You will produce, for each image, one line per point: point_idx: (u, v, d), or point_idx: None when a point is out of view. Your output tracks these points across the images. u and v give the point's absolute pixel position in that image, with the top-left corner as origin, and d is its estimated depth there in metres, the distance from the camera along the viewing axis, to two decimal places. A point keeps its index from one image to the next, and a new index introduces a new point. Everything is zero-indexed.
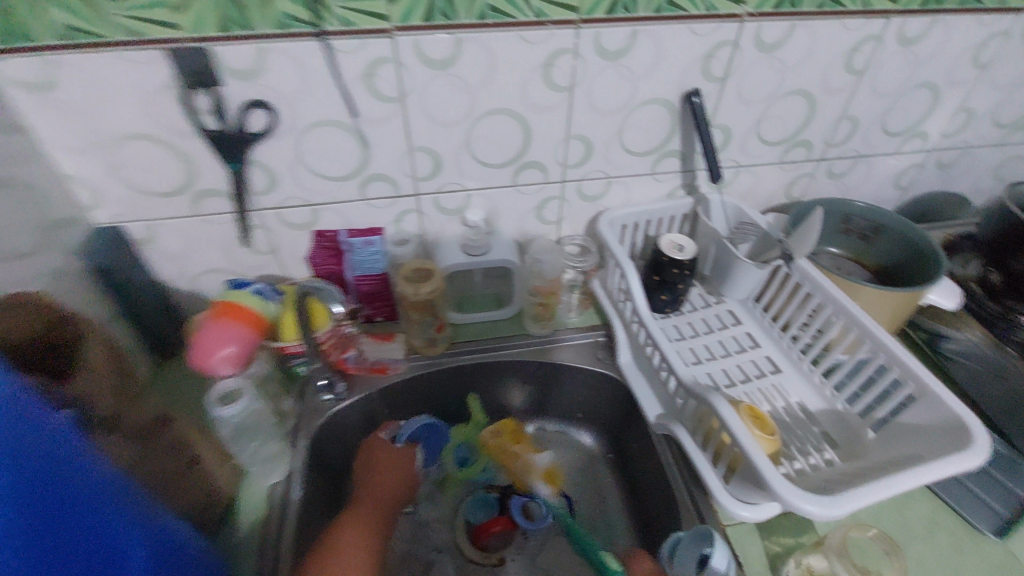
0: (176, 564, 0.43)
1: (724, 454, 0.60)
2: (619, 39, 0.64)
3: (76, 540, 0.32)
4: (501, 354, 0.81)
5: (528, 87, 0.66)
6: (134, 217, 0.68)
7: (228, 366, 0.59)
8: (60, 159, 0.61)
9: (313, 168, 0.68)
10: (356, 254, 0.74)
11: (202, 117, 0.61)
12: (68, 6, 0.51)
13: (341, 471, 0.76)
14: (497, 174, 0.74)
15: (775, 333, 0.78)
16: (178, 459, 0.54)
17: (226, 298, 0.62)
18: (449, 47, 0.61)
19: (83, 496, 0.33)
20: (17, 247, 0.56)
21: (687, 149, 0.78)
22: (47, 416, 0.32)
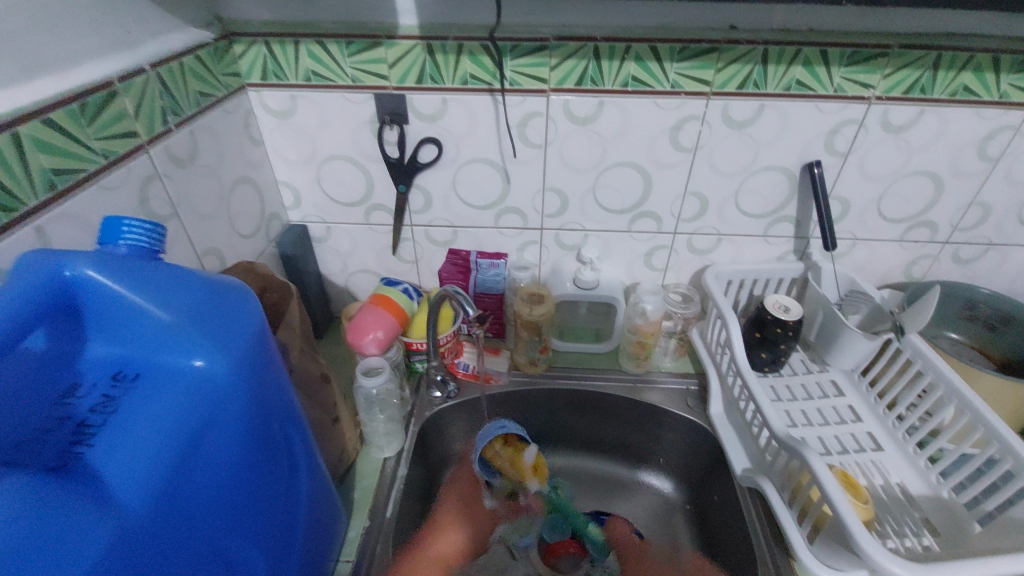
0: (319, 508, 0.54)
1: (811, 512, 0.61)
2: (746, 111, 0.71)
3: (267, 473, 0.44)
4: (595, 383, 0.87)
5: (656, 146, 0.75)
6: (318, 219, 0.85)
7: (374, 346, 0.73)
8: (280, 167, 0.80)
9: (461, 196, 0.81)
10: (482, 274, 0.87)
11: (388, 146, 0.76)
12: (316, 57, 0.69)
13: (436, 463, 0.84)
14: (616, 219, 0.83)
15: (879, 410, 0.76)
16: (326, 415, 0.65)
17: (381, 292, 0.77)
18: (593, 107, 0.71)
19: (280, 443, 0.45)
20: (243, 230, 0.73)
21: (802, 216, 0.81)
22: (279, 378, 0.44)
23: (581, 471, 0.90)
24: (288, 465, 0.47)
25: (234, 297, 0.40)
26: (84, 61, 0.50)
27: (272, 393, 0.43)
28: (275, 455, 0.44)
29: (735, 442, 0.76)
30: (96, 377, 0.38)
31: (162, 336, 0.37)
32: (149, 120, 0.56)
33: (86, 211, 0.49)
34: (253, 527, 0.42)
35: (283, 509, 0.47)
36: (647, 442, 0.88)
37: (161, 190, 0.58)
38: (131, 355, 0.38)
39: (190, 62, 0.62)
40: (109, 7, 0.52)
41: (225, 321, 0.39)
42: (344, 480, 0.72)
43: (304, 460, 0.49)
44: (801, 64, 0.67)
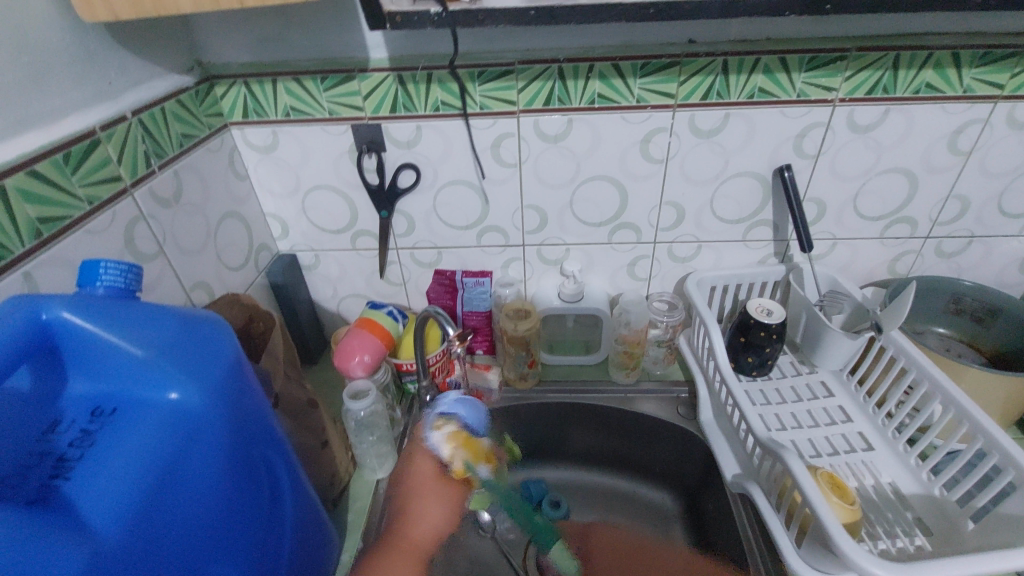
0: (308, 534, 0.55)
1: (797, 515, 0.61)
2: (713, 120, 0.72)
3: (248, 500, 0.45)
4: (585, 398, 0.87)
5: (627, 158, 0.76)
6: (306, 247, 0.88)
7: (361, 369, 0.75)
8: (266, 200, 0.83)
9: (442, 217, 0.83)
10: (468, 293, 0.88)
11: (368, 174, 0.79)
12: (294, 93, 0.72)
13: None
14: (595, 232, 0.84)
15: (869, 409, 0.76)
16: (315, 440, 0.67)
17: (367, 315, 0.79)
18: (562, 125, 0.73)
19: (261, 470, 0.46)
20: (231, 262, 0.76)
21: (779, 219, 0.82)
22: (258, 407, 0.46)
23: (576, 484, 0.91)
24: (269, 494, 0.48)
25: (208, 330, 0.42)
26: (66, 114, 0.53)
27: (250, 422, 0.45)
28: (256, 483, 0.46)
29: (725, 448, 0.75)
30: (76, 413, 0.39)
31: (139, 371, 0.39)
32: (133, 164, 0.59)
33: (72, 253, 0.52)
34: (235, 554, 0.43)
35: (270, 533, 0.48)
36: (640, 452, 0.88)
37: (147, 230, 0.61)
38: (110, 390, 0.40)
39: (171, 106, 0.65)
40: (91, 61, 0.56)
41: (200, 354, 0.41)
42: (337, 503, 0.73)
43: (287, 487, 0.51)
44: (762, 72, 0.68)
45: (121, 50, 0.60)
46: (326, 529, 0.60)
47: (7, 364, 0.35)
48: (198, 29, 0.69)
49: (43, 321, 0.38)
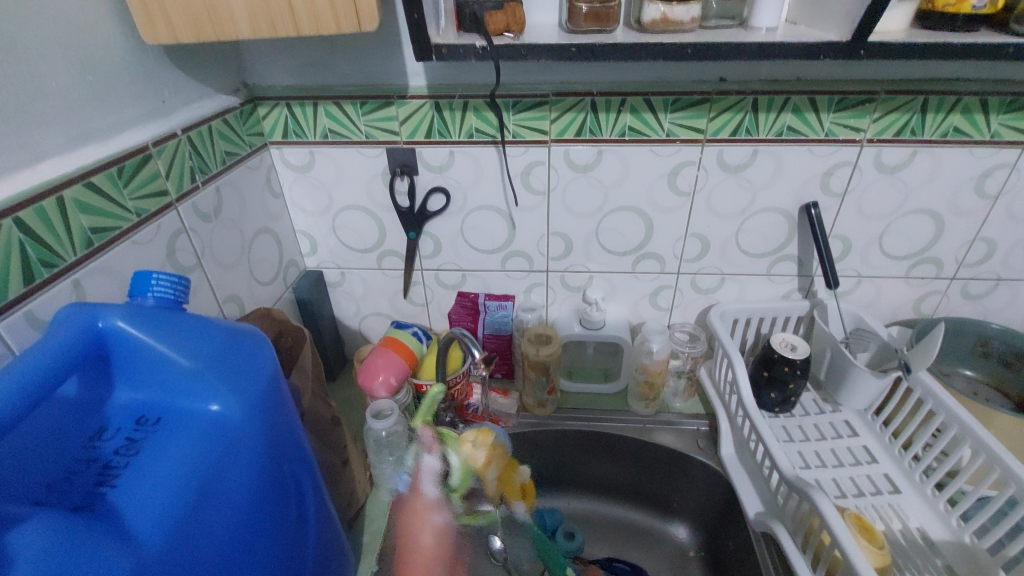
0: (328, 555, 0.55)
1: (824, 557, 0.59)
2: (741, 156, 0.74)
3: (276, 519, 0.45)
4: (603, 426, 0.87)
5: (655, 190, 0.78)
6: (333, 265, 0.90)
7: (384, 390, 0.74)
8: (298, 217, 0.85)
9: (469, 241, 0.85)
10: (490, 315, 0.89)
11: (400, 197, 0.81)
12: (333, 117, 0.75)
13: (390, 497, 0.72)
14: (619, 261, 0.85)
15: (895, 450, 0.74)
16: (338, 457, 0.66)
17: (391, 335, 0.79)
18: (593, 156, 0.75)
19: (289, 488, 0.46)
20: (262, 277, 0.77)
21: (805, 255, 0.82)
22: (289, 423, 0.46)
23: (591, 516, 0.90)
24: (297, 510, 0.48)
25: (250, 344, 0.43)
26: (123, 130, 0.55)
27: (283, 438, 0.45)
28: (285, 498, 0.46)
29: (747, 484, 0.74)
30: (121, 422, 0.40)
31: (185, 381, 0.40)
32: (179, 179, 0.61)
33: (119, 264, 0.54)
34: (262, 569, 0.43)
35: (295, 554, 0.48)
36: (657, 486, 0.87)
37: (187, 243, 0.62)
38: (155, 400, 0.40)
39: (218, 125, 0.67)
40: (149, 80, 0.58)
41: (242, 368, 0.42)
42: (353, 524, 0.72)
43: (312, 506, 0.50)
44: (791, 111, 0.70)
45: (176, 71, 0.62)
46: (344, 551, 0.60)
47: (61, 370, 0.36)
48: (246, 52, 0.72)
49: (98, 329, 0.39)
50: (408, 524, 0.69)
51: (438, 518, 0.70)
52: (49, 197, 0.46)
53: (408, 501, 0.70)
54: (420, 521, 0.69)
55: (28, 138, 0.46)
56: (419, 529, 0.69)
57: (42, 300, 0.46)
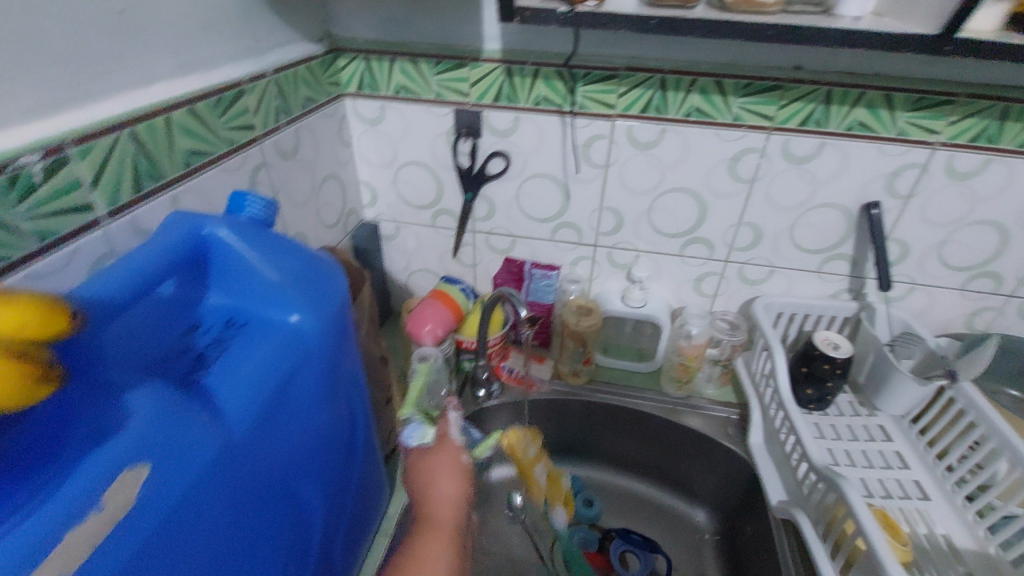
0: (368, 481, 0.59)
1: (844, 545, 0.60)
2: (806, 148, 0.73)
3: (332, 433, 0.48)
4: (632, 402, 0.88)
5: (714, 174, 0.78)
6: (390, 218, 0.93)
7: (430, 338, 0.78)
8: (362, 168, 0.89)
9: (523, 207, 0.87)
10: (534, 283, 0.91)
11: (461, 157, 0.84)
12: (408, 73, 0.77)
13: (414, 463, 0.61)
14: (668, 242, 0.86)
15: (928, 459, 0.74)
16: (383, 393, 0.70)
17: (440, 288, 0.82)
18: (656, 134, 0.76)
19: (345, 409, 0.50)
20: (326, 220, 0.82)
21: (859, 256, 0.82)
22: (351, 348, 0.49)
23: (608, 487, 0.92)
24: (350, 430, 0.52)
25: (327, 268, 0.47)
26: (222, 64, 0.59)
27: (346, 361, 0.49)
28: (340, 415, 0.49)
29: (773, 473, 0.75)
30: (213, 321, 0.44)
31: (272, 292, 0.44)
32: (266, 117, 0.65)
33: (209, 186, 0.58)
34: (317, 473, 0.47)
35: (344, 471, 0.52)
36: (679, 466, 0.88)
37: (267, 177, 0.67)
38: (243, 305, 0.45)
39: (303, 70, 0.71)
40: (247, 20, 0.62)
41: (320, 288, 0.45)
42: (388, 458, 0.76)
43: (361, 430, 0.54)
44: (864, 105, 0.69)
45: (271, 15, 0.66)
46: (381, 482, 0.64)
47: (170, 266, 0.40)
48: (333, 4, 0.75)
49: (201, 234, 0.43)
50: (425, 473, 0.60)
51: (458, 455, 0.62)
52: (160, 117, 0.51)
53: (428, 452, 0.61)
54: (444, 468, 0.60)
55: (145, 60, 0.50)
56: (440, 484, 0.58)
57: (147, 210, 0.51)
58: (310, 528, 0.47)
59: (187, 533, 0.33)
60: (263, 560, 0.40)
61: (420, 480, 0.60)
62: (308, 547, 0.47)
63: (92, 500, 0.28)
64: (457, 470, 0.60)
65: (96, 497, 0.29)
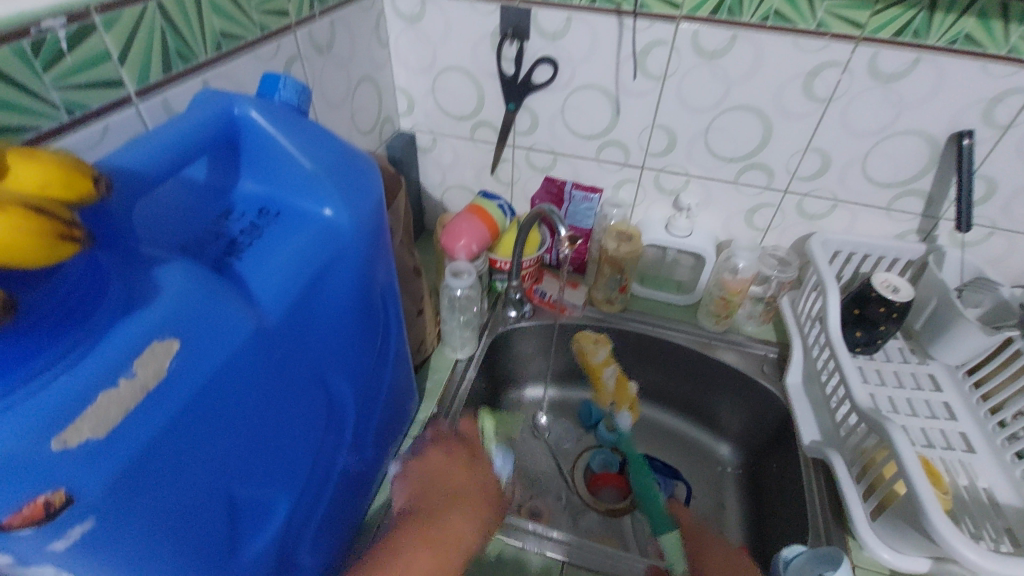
0: (398, 386, 0.59)
1: (879, 488, 0.58)
2: (898, 63, 0.64)
3: (363, 334, 0.48)
4: (665, 333, 0.86)
5: (784, 91, 0.70)
6: (427, 129, 0.89)
7: (464, 253, 0.76)
8: (400, 73, 0.84)
9: (569, 122, 0.81)
10: (574, 206, 0.88)
11: (505, 63, 0.78)
12: None
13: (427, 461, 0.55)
14: (723, 167, 0.79)
15: (979, 412, 0.70)
16: (415, 304, 0.70)
17: (477, 202, 0.79)
18: (724, 41, 0.68)
19: (377, 312, 0.49)
20: (361, 125, 0.78)
21: (937, 192, 0.74)
22: (385, 251, 0.48)
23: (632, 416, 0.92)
24: (381, 334, 0.52)
25: (363, 163, 0.44)
26: None
27: (380, 263, 0.47)
28: (372, 316, 0.49)
29: (808, 413, 0.72)
30: (245, 207, 0.43)
31: (306, 183, 0.42)
32: (300, 4, 0.61)
33: (241, 75, 0.55)
34: (348, 371, 0.47)
35: (374, 373, 0.52)
36: (707, 401, 0.87)
37: (301, 71, 0.63)
38: (276, 195, 0.43)
39: None
40: None
41: (356, 181, 0.43)
42: (418, 369, 0.77)
43: (393, 335, 0.54)
44: (975, 15, 0.59)
45: None
46: (411, 389, 0.64)
47: (203, 143, 0.39)
48: None
49: (233, 114, 0.41)
50: (439, 494, 0.51)
51: (482, 467, 0.55)
52: None
53: (451, 457, 0.55)
54: (465, 476, 0.53)
55: None
56: (461, 484, 0.52)
57: (177, 92, 0.48)
58: (342, 420, 0.48)
59: (220, 409, 0.33)
60: (297, 444, 0.41)
61: (431, 477, 0.53)
62: (340, 437, 0.48)
63: (123, 367, 0.28)
64: (477, 480, 0.53)
65: (127, 364, 0.28)
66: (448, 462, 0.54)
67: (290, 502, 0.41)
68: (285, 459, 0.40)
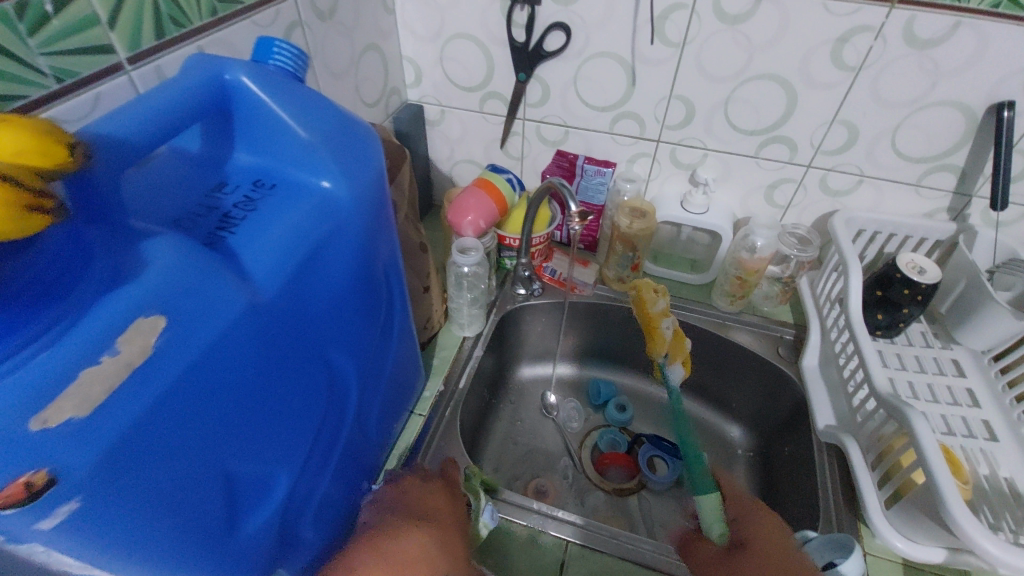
0: (404, 361, 0.59)
1: (895, 477, 0.56)
2: (937, 27, 0.60)
3: (365, 310, 0.47)
4: (677, 312, 0.84)
5: (811, 59, 0.66)
6: (435, 101, 0.86)
7: (471, 229, 0.74)
8: (407, 41, 0.81)
9: (582, 93, 0.78)
10: (586, 180, 0.85)
11: (515, 29, 0.74)
12: None
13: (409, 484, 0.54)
14: (742, 141, 0.76)
15: (1003, 400, 0.67)
16: (421, 281, 0.69)
17: (485, 176, 0.77)
18: (748, 4, 0.64)
19: (380, 287, 0.48)
20: (367, 97, 0.76)
21: (971, 168, 0.70)
22: (387, 225, 0.46)
23: (641, 395, 0.91)
24: (385, 309, 0.50)
25: (363, 133, 0.43)
26: None
27: (382, 236, 0.46)
28: (375, 291, 0.47)
29: (823, 397, 0.70)
30: (241, 179, 0.42)
31: (302, 153, 0.40)
32: None
33: (239, 42, 0.53)
34: (350, 347, 0.46)
35: (377, 349, 0.51)
36: (719, 382, 0.85)
37: (302, 39, 0.61)
38: (273, 165, 0.42)
39: None
40: None
41: (356, 152, 0.41)
42: (425, 346, 0.77)
43: (397, 310, 0.53)
44: None
45: None
46: (417, 364, 0.64)
47: (194, 111, 0.37)
48: None
49: (225, 80, 0.39)
50: (414, 512, 0.50)
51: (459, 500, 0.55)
52: None
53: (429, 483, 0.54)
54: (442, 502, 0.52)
55: None
56: (439, 507, 0.51)
57: (170, 60, 0.46)
58: (345, 396, 0.47)
59: (213, 388, 0.33)
60: (297, 419, 0.41)
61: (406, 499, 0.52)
62: (342, 414, 0.47)
63: (105, 345, 0.27)
64: (452, 508, 0.52)
65: (110, 341, 0.27)
66: (426, 489, 0.53)
67: (291, 478, 0.41)
68: (287, 436, 0.40)
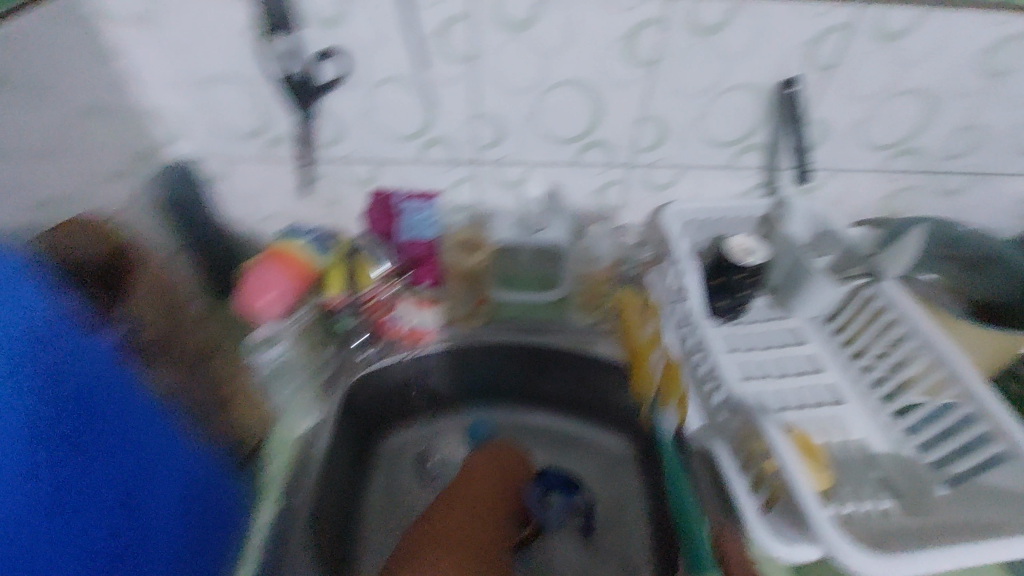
0: (197, 477, 0.56)
1: (765, 483, 0.55)
2: (715, 13, 0.58)
3: (86, 447, 0.44)
4: (544, 337, 0.79)
5: (607, 59, 0.62)
6: (208, 155, 0.71)
7: (269, 312, 0.66)
8: (146, 91, 0.65)
9: (377, 124, 0.68)
10: (408, 217, 0.73)
11: (276, 62, 0.62)
12: None
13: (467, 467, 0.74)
14: (560, 150, 0.71)
15: (842, 359, 0.70)
16: (215, 392, 0.59)
17: (278, 244, 0.68)
18: (529, 8, 0.57)
19: (97, 419, 0.45)
20: None
21: (774, 144, 0.71)
22: (76, 348, 0.43)
23: (521, 425, 0.85)
24: (129, 434, 0.48)
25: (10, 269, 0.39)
26: None
27: (76, 366, 0.43)
28: (81, 427, 0.43)
29: None
30: None
31: None
32: None
33: None
34: (72, 500, 0.42)
35: (149, 471, 0.50)
36: (593, 395, 0.82)
37: None
38: None
39: None
40: None
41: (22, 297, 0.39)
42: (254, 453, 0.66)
43: (141, 431, 0.49)
44: None
45: None
46: (224, 468, 0.61)
47: None
48: None
49: None
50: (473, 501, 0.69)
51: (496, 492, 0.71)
52: None
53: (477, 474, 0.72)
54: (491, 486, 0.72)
55: None
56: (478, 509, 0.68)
57: None
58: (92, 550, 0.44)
59: None
60: None
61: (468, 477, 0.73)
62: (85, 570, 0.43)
63: None
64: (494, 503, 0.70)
65: None
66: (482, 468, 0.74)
67: None
68: None
